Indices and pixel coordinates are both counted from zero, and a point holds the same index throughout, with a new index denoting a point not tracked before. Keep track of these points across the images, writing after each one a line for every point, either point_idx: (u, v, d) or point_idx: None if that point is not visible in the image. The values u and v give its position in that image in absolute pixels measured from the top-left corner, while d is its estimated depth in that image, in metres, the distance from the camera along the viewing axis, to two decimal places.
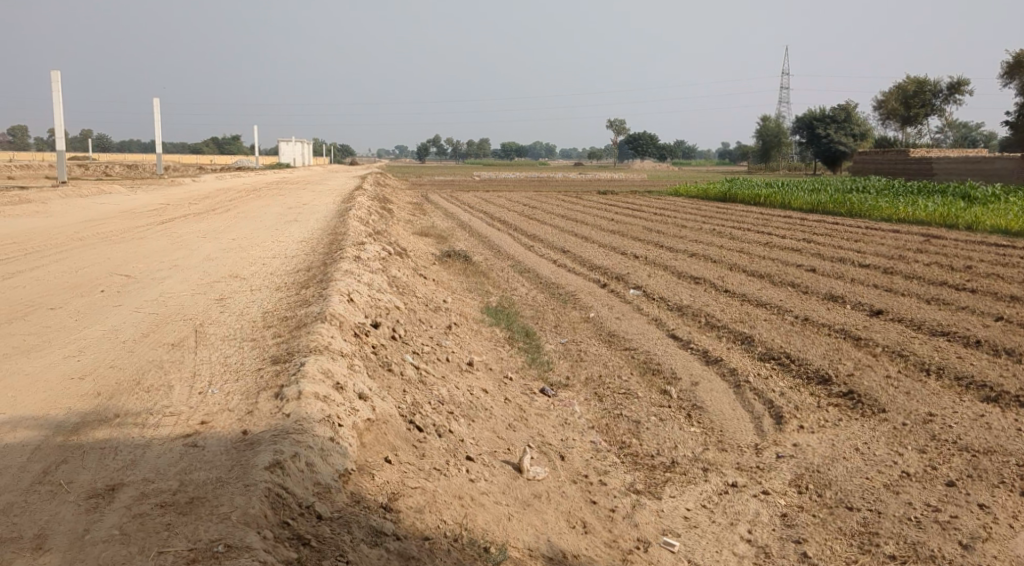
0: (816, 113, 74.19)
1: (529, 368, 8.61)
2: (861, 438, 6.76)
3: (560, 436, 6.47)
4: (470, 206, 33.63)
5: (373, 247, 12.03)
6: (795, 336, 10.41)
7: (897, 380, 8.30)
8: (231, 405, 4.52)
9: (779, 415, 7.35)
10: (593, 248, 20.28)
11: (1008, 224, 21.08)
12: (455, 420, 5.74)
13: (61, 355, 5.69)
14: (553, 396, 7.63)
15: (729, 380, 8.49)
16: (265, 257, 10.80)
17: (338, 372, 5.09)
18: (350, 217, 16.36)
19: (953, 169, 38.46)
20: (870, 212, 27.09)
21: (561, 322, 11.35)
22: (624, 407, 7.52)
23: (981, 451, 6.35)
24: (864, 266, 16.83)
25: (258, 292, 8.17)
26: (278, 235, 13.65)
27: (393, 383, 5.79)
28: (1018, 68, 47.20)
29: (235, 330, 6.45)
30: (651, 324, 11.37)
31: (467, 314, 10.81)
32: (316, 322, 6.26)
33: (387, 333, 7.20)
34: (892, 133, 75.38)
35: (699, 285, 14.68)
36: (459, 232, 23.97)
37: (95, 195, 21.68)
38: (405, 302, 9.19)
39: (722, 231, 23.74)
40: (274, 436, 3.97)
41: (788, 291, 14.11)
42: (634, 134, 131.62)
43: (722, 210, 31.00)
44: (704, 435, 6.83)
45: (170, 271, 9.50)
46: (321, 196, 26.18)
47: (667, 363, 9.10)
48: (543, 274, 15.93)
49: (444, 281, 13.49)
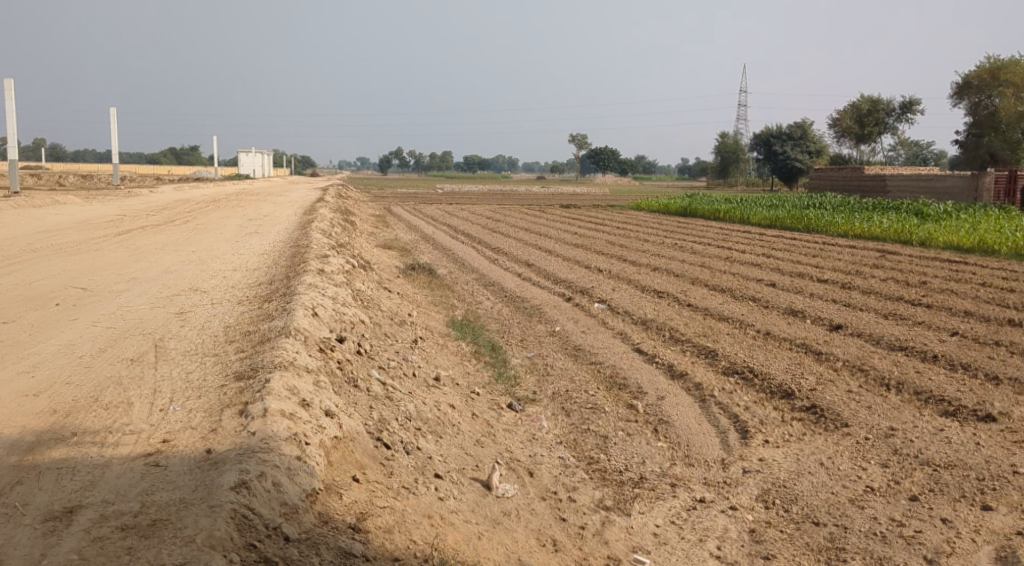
0: (774, 130, 75.76)
1: (496, 383, 8.55)
2: (825, 452, 6.85)
3: (528, 452, 6.43)
4: (433, 219, 33.49)
5: (337, 260, 11.87)
6: (757, 351, 10.54)
7: (858, 395, 8.43)
8: (194, 423, 4.39)
9: (744, 429, 7.41)
10: (557, 262, 20.35)
11: (959, 241, 21.70)
12: (423, 437, 5.67)
13: (13, 371, 5.47)
14: (520, 411, 7.59)
15: (694, 394, 8.55)
16: (226, 270, 10.58)
17: (304, 389, 4.99)
18: (313, 230, 16.15)
19: (906, 187, 39.50)
20: (827, 228, 27.68)
21: (527, 336, 11.33)
22: (591, 422, 7.51)
23: (941, 466, 6.48)
24: (822, 281, 17.16)
25: (221, 306, 7.99)
26: (240, 248, 13.41)
27: (359, 399, 5.70)
28: (967, 88, 48.83)
29: (197, 345, 6.29)
30: (617, 338, 11.40)
31: (433, 328, 10.72)
32: (281, 337, 6.14)
33: (352, 348, 7.09)
34: (847, 151, 77.32)
35: (663, 299, 14.82)
36: (423, 245, 23.84)
37: (47, 204, 21.08)
38: (371, 316, 9.08)
39: (684, 246, 24.02)
40: (239, 455, 3.86)
41: (750, 306, 14.31)
42: (596, 148, 132.87)
43: (684, 225, 31.40)
44: (671, 450, 6.85)
45: (128, 285, 9.25)
46: (283, 207, 25.84)
47: (633, 377, 9.13)
48: (508, 288, 15.91)
49: (409, 295, 13.37)
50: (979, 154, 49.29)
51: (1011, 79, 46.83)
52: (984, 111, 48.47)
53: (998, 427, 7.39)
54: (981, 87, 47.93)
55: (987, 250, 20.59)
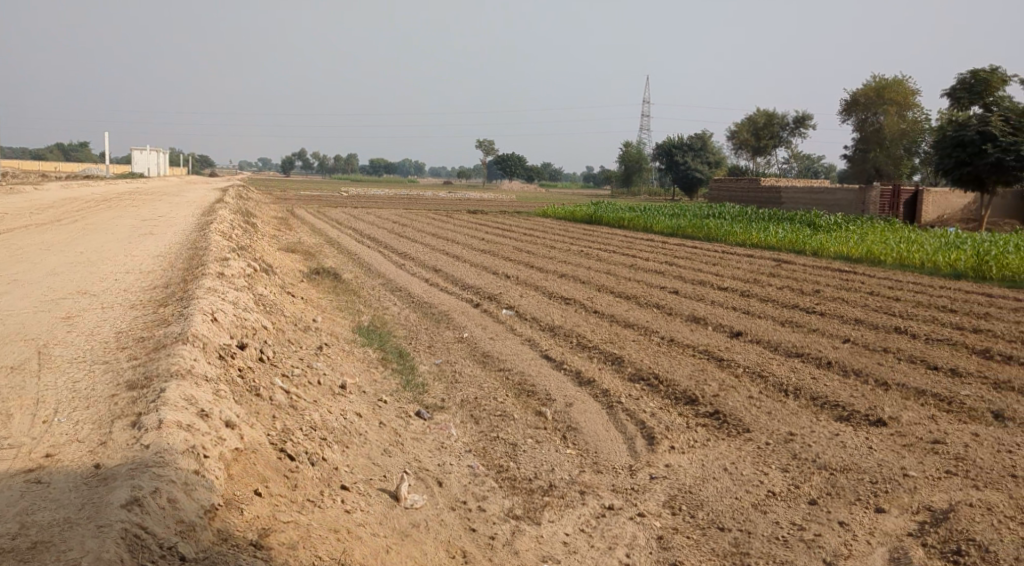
0: (676, 141, 78.32)
1: (404, 390, 8.41)
2: (728, 458, 7.07)
3: (437, 461, 6.33)
4: (338, 223, 32.84)
5: (238, 263, 11.41)
6: (662, 358, 10.82)
7: (758, 401, 8.77)
8: (81, 436, 4.07)
9: (651, 436, 7.57)
10: (465, 268, 20.32)
11: (848, 252, 23.02)
12: (329, 448, 5.49)
13: None
14: (429, 420, 7.49)
15: (602, 401, 8.67)
16: (116, 273, 9.99)
17: (203, 399, 4.72)
18: (211, 232, 15.50)
19: (799, 198, 41.59)
20: (726, 237, 28.81)
21: (435, 342, 11.22)
22: (501, 430, 7.49)
23: (837, 469, 6.80)
24: (723, 289, 17.84)
25: (111, 310, 7.53)
26: (133, 249, 12.71)
27: (262, 409, 5.46)
28: (855, 105, 51.86)
29: (84, 352, 5.88)
30: (525, 344, 11.45)
31: (338, 335, 10.46)
32: (177, 343, 5.81)
33: (254, 355, 6.80)
34: (744, 163, 80.80)
35: (570, 306, 15.02)
36: (328, 248, 23.30)
37: None
38: (274, 321, 8.76)
39: (590, 253, 24.47)
40: (131, 470, 3.60)
41: (655, 312, 14.69)
42: (505, 154, 133.84)
43: (589, 233, 32.01)
44: (580, 457, 6.91)
45: (5, 287, 8.58)
46: (179, 208, 24.69)
47: (541, 384, 9.17)
48: (416, 293, 15.74)
49: (314, 300, 13.02)
50: (864, 168, 52.47)
51: (894, 97, 50.09)
52: (870, 127, 51.61)
53: (888, 431, 7.83)
54: (867, 104, 51.00)
55: (873, 260, 21.94)
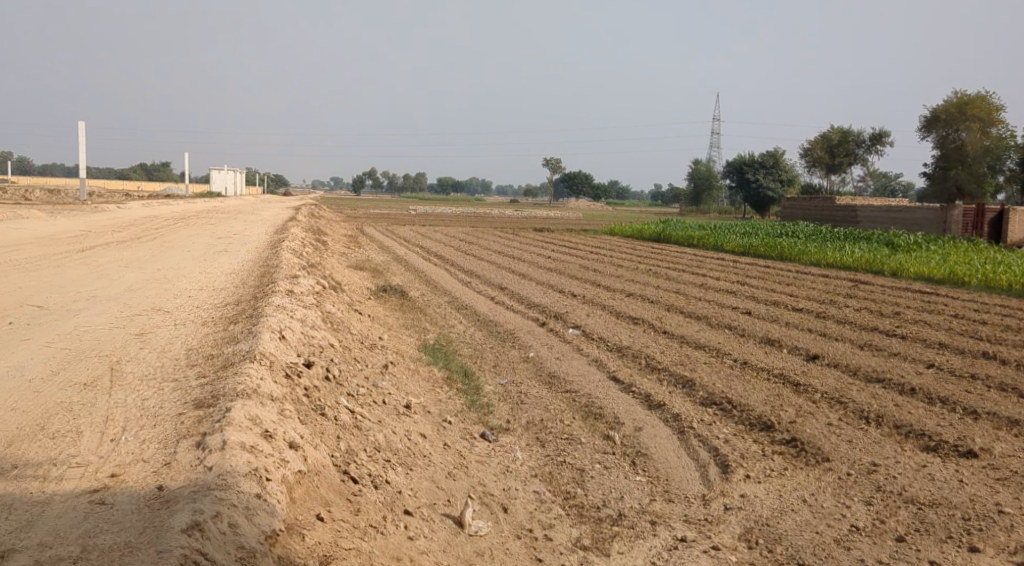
0: (747, 158, 76.83)
1: (469, 411, 8.28)
2: (807, 489, 6.68)
3: (502, 486, 6.16)
4: (406, 240, 33.23)
5: (307, 280, 11.57)
6: (735, 381, 10.42)
7: (838, 429, 8.31)
8: (146, 455, 4.08)
9: (725, 464, 7.24)
10: (532, 286, 20.20)
11: (929, 272, 21.99)
12: (393, 470, 5.39)
13: None
14: (494, 442, 7.33)
15: (672, 426, 8.37)
16: (191, 290, 10.22)
17: (268, 419, 4.69)
18: (283, 249, 15.81)
19: (876, 217, 40.08)
20: (799, 256, 27.93)
21: (501, 362, 11.09)
22: (567, 454, 7.28)
23: (926, 504, 6.34)
24: (797, 310, 17.22)
25: (183, 327, 7.66)
26: (207, 266, 13.04)
27: (327, 429, 5.40)
28: (935, 122, 49.86)
29: (156, 368, 5.97)
30: (592, 365, 11.22)
31: (404, 353, 10.45)
32: (244, 362, 5.83)
33: (321, 373, 6.79)
34: (817, 181, 78.61)
35: (638, 326, 14.72)
36: (396, 266, 23.53)
37: (8, 218, 20.51)
38: (340, 339, 8.79)
39: (658, 271, 24.04)
40: (193, 493, 3.56)
41: (726, 334, 14.25)
42: (571, 173, 133.88)
43: (657, 251, 31.51)
44: (650, 485, 6.64)
45: (85, 303, 8.86)
46: (253, 226, 25.39)
47: (609, 407, 8.92)
48: (481, 311, 15.68)
49: (381, 318, 13.10)
50: (946, 187, 50.30)
51: (977, 113, 47.98)
52: (951, 144, 49.50)
53: (980, 463, 7.29)
54: (949, 121, 48.97)
55: (956, 281, 20.88)
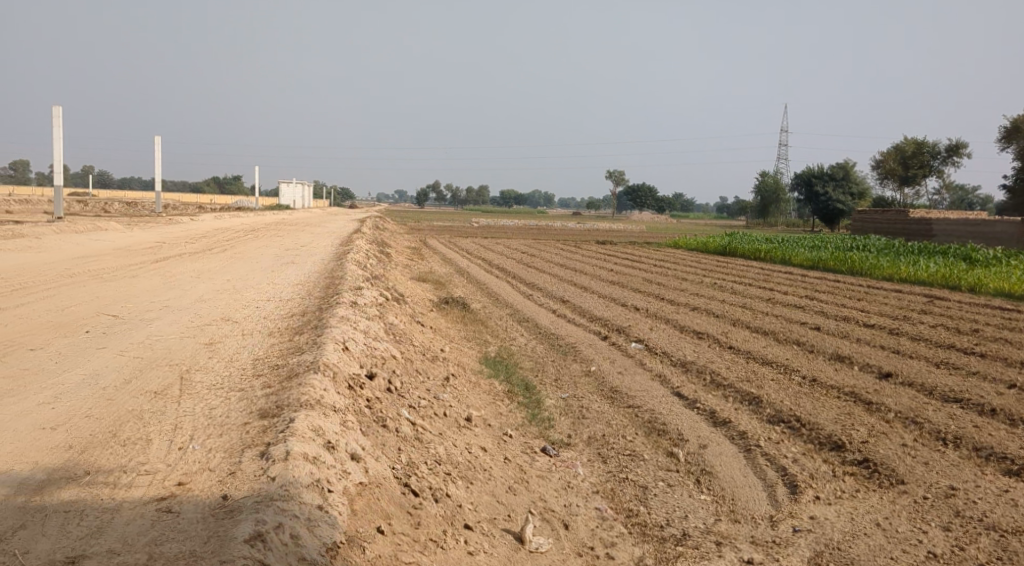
0: (815, 170, 74.95)
1: (530, 424, 8.22)
2: (881, 513, 6.38)
3: (562, 502, 6.07)
4: (469, 253, 33.47)
5: (371, 292, 11.72)
6: (804, 399, 10.07)
7: (914, 450, 7.94)
8: (212, 465, 4.15)
9: (793, 484, 6.98)
10: (594, 299, 20.04)
11: (1010, 287, 20.97)
12: (453, 483, 5.37)
13: (34, 402, 5.35)
14: (555, 456, 7.25)
15: (738, 444, 8.12)
16: (258, 301, 10.47)
17: (330, 430, 4.72)
18: (348, 261, 16.08)
19: (953, 231, 38.49)
20: (871, 270, 26.99)
21: (562, 376, 10.99)
22: (630, 470, 7.14)
23: (1009, 531, 5.98)
24: (869, 325, 16.63)
25: (250, 338, 7.84)
26: (274, 278, 13.34)
27: (388, 441, 5.42)
28: (1016, 133, 47.71)
29: (223, 378, 6.10)
30: (655, 380, 11.02)
31: (465, 365, 10.47)
32: (309, 372, 5.92)
33: (383, 385, 6.84)
34: (890, 194, 76.07)
35: (702, 340, 14.43)
36: (458, 278, 23.69)
37: (90, 231, 21.46)
38: (403, 351, 8.86)
39: (724, 285, 23.56)
40: (256, 503, 3.60)
41: (794, 350, 13.85)
42: (634, 187, 132.94)
43: (722, 264, 30.92)
44: (715, 504, 6.45)
45: (158, 313, 9.16)
46: (319, 238, 25.91)
47: (673, 423, 8.73)
48: (543, 324, 15.63)
49: (443, 330, 13.17)
50: None
51: None
52: None
53: None
54: None
55: None
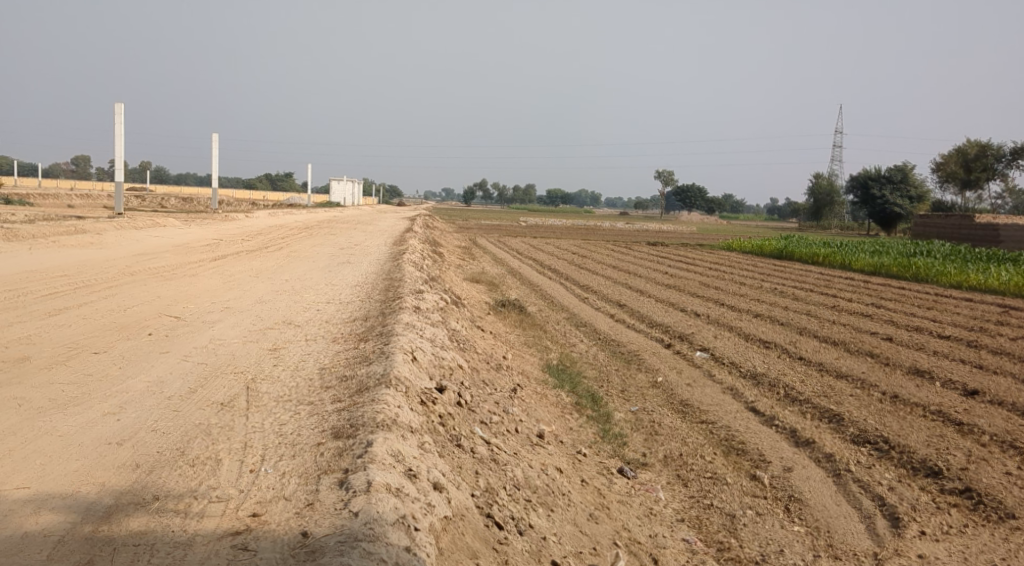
0: (872, 172, 72.96)
1: (603, 441, 7.79)
2: (998, 553, 5.84)
3: (646, 532, 5.64)
4: (520, 253, 33.09)
5: (431, 295, 11.41)
6: (889, 418, 9.43)
7: (1020, 480, 7.33)
8: (287, 493, 3.83)
9: (894, 516, 6.45)
10: (651, 303, 19.47)
11: None
12: (535, 511, 4.99)
13: (98, 413, 5.12)
14: (633, 478, 6.80)
15: (827, 468, 7.58)
16: (318, 303, 10.24)
17: (409, 455, 4.38)
18: (404, 262, 15.83)
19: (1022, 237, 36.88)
20: (939, 277, 25.89)
21: (628, 387, 10.52)
22: (714, 496, 6.68)
23: None
24: (945, 337, 15.80)
25: (314, 344, 7.57)
26: (333, 278, 13.15)
27: (465, 463, 5.06)
28: None
29: (290, 389, 5.83)
30: (726, 394, 10.49)
31: (529, 374, 10.08)
32: (380, 386, 5.59)
33: (453, 399, 6.48)
34: (951, 198, 73.57)
35: (771, 350, 13.82)
36: (511, 279, 23.34)
37: (149, 227, 21.67)
38: (468, 360, 8.51)
39: (786, 291, 22.73)
40: (340, 544, 3.27)
41: (868, 362, 13.17)
42: (683, 188, 131.37)
43: (780, 268, 29.99)
44: (811, 537, 5.98)
45: (220, 315, 8.99)
46: (372, 237, 25.78)
47: (753, 443, 8.21)
48: (602, 330, 15.16)
49: (502, 335, 12.81)
50: None
51: None
52: None
53: None
54: None
55: None
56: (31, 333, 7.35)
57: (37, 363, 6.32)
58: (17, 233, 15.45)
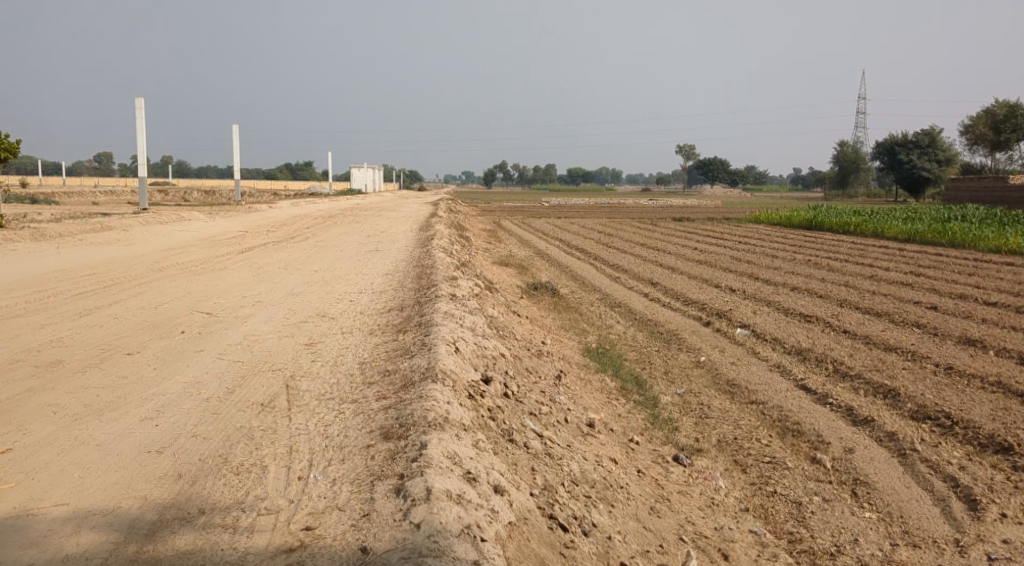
0: (898, 137, 71.23)
1: (653, 427, 7.49)
2: None
3: (712, 524, 5.35)
4: (545, 234, 32.75)
5: (465, 282, 11.13)
6: (947, 392, 9.02)
7: None
8: (340, 502, 3.58)
9: (971, 498, 6.08)
10: (685, 280, 19.02)
11: None
12: (597, 508, 4.72)
13: (136, 418, 4.91)
14: (690, 466, 6.49)
15: (890, 448, 7.22)
16: (351, 293, 10.01)
17: (466, 456, 4.13)
18: (432, 248, 15.57)
19: None
20: (977, 242, 25.13)
21: (672, 368, 10.19)
22: (776, 482, 6.36)
23: None
24: (991, 303, 15.25)
25: (351, 336, 7.33)
26: (362, 267, 12.94)
27: (521, 460, 4.79)
28: None
29: (332, 387, 5.58)
30: (773, 372, 10.12)
31: (570, 359, 9.79)
32: (426, 381, 5.31)
33: (500, 390, 6.21)
34: (981, 160, 71.68)
35: (813, 324, 13.39)
36: (538, 261, 23.00)
37: (175, 221, 21.63)
38: (510, 348, 8.22)
39: (820, 262, 22.15)
40: (405, 562, 3.04)
41: (916, 332, 12.69)
42: (704, 161, 129.69)
43: (812, 239, 29.37)
44: (884, 524, 5.65)
45: (252, 309, 8.78)
46: (398, 223, 25.55)
47: (809, 423, 7.86)
48: (637, 310, 14.79)
49: (537, 319, 12.51)
50: None
51: None
52: None
53: None
54: None
55: None
56: (62, 336, 7.18)
57: (70, 366, 6.14)
58: (44, 233, 15.42)
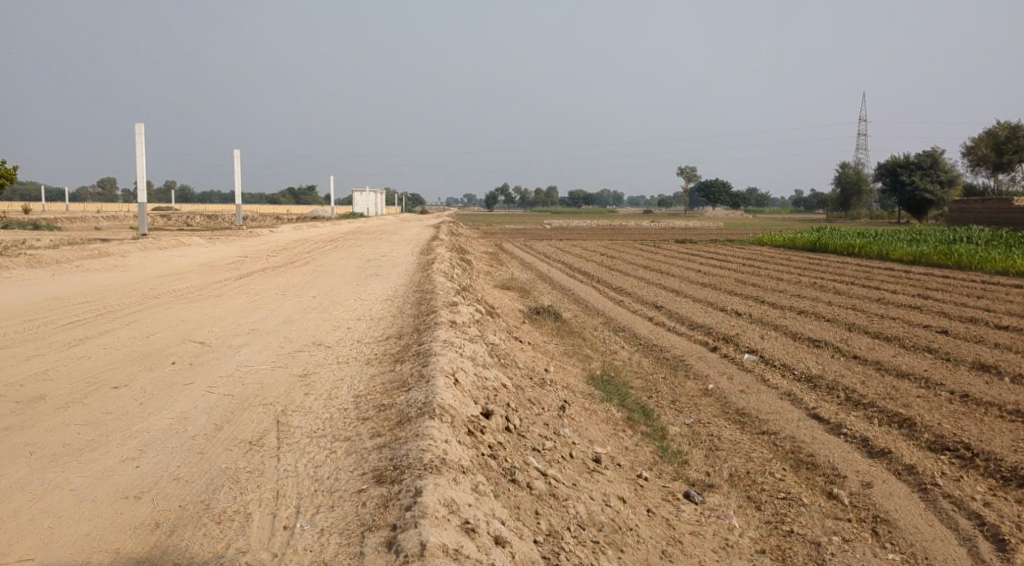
0: (900, 159, 71.18)
1: (662, 461, 7.17)
2: None
3: None
4: (548, 256, 32.52)
5: (465, 308, 10.86)
6: (965, 421, 8.69)
7: None
8: (327, 557, 3.31)
9: (998, 537, 5.77)
10: (689, 304, 18.72)
11: None
12: (605, 556, 4.41)
13: (117, 459, 4.63)
14: (701, 503, 6.18)
15: (909, 482, 6.90)
16: (349, 320, 9.74)
17: (464, 502, 3.85)
18: (434, 273, 15.30)
19: None
20: (985, 264, 24.80)
21: (679, 397, 9.87)
22: (792, 520, 6.05)
23: None
24: (1002, 327, 14.93)
25: (347, 367, 7.05)
26: (362, 293, 12.67)
27: (523, 503, 4.50)
28: None
29: (324, 423, 5.29)
30: (784, 400, 9.80)
31: (574, 388, 9.48)
32: (423, 418, 5.03)
33: (501, 425, 5.92)
34: (984, 182, 71.55)
35: (822, 350, 13.07)
36: (541, 284, 22.72)
37: (174, 247, 21.42)
38: (512, 378, 7.93)
39: (826, 285, 21.86)
40: None
41: (928, 358, 12.36)
42: (706, 183, 129.88)
43: (817, 261, 29.10)
44: None
45: (246, 338, 8.50)
46: (399, 246, 25.35)
47: (824, 455, 7.53)
48: (641, 335, 14.49)
49: (540, 345, 12.21)
50: None
51: None
52: None
53: None
54: None
55: None
56: (48, 368, 6.91)
57: (53, 402, 5.85)
58: (41, 260, 15.20)
